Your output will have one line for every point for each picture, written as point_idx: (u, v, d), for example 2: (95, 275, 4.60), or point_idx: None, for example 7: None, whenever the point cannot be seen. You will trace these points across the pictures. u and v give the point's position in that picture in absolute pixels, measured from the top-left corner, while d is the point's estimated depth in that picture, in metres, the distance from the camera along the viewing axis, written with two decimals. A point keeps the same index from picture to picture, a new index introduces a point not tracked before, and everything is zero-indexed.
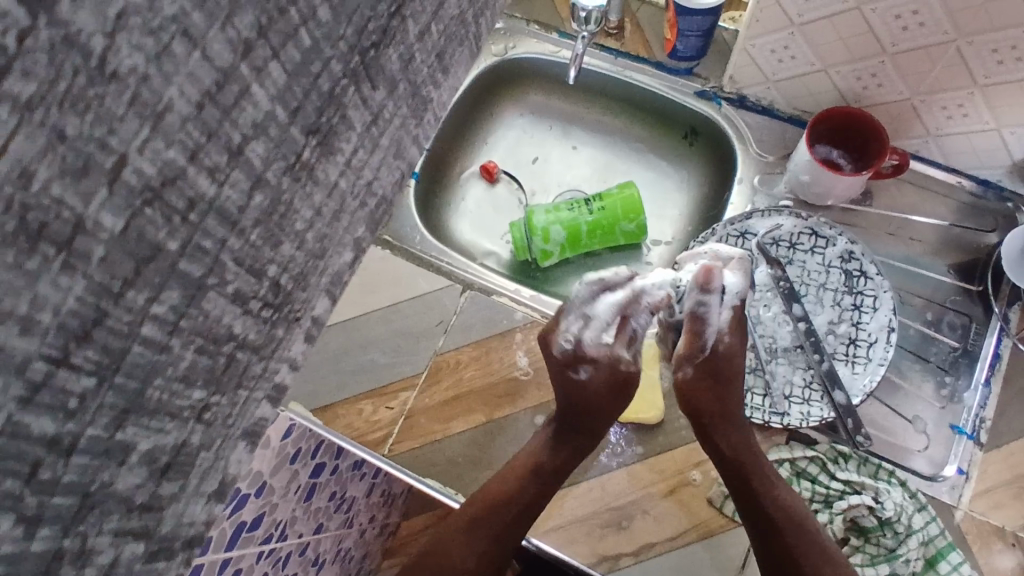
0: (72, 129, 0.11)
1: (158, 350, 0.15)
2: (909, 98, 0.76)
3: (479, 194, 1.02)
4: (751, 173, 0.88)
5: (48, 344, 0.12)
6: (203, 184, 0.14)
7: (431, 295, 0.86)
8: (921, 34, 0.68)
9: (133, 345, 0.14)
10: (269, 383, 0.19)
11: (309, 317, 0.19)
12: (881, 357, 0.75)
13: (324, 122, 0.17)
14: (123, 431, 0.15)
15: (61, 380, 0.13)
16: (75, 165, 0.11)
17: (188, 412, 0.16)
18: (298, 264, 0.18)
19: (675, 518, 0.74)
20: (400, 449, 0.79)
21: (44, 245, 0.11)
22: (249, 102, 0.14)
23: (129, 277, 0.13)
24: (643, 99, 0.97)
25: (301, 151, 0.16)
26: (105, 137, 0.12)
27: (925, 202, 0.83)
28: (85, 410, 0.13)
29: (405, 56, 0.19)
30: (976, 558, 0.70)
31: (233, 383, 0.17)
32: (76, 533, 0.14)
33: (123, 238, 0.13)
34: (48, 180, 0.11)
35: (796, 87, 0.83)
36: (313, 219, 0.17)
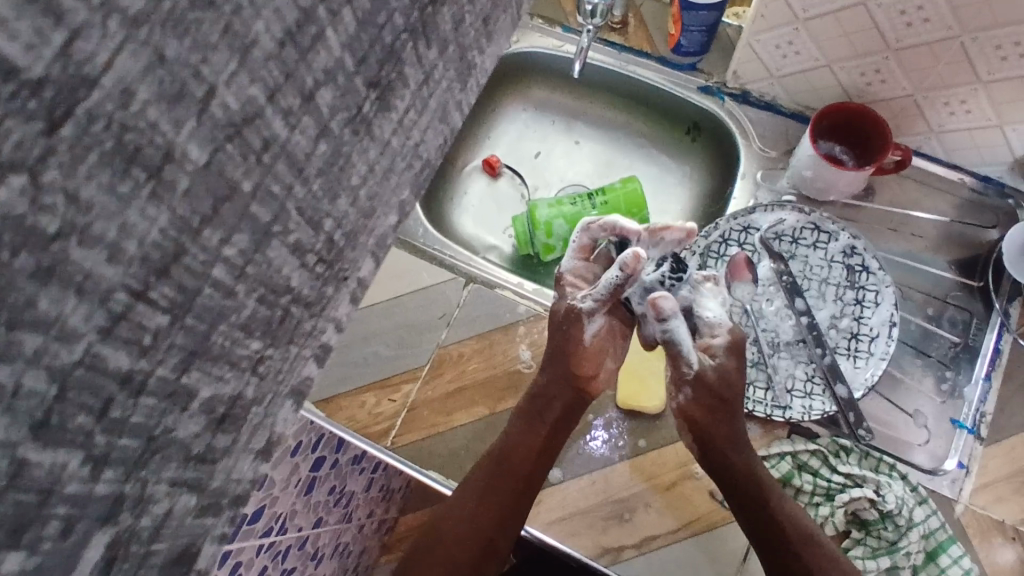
0: (173, 52, 0.11)
1: (226, 294, 0.14)
2: (911, 94, 0.77)
3: (482, 188, 1.02)
4: (754, 168, 0.88)
5: (131, 274, 0.12)
6: (279, 125, 0.14)
7: (435, 288, 0.86)
8: (926, 30, 0.68)
9: (204, 286, 0.13)
10: (317, 342, 0.18)
11: (353, 278, 0.18)
12: (883, 352, 0.75)
13: (385, 76, 0.16)
14: (188, 376, 0.14)
15: (139, 314, 0.12)
16: (172, 89, 0.11)
17: (245, 363, 0.15)
18: (350, 221, 0.17)
19: (678, 511, 0.74)
20: (403, 441, 0.79)
21: (138, 169, 0.11)
22: (325, 47, 0.14)
23: (208, 216, 0.13)
24: (646, 95, 0.97)
25: (363, 105, 0.16)
26: (198, 67, 0.12)
27: (925, 198, 0.84)
28: (156, 349, 0.13)
29: (456, 17, 0.19)
30: (977, 552, 0.70)
31: (286, 338, 0.16)
32: (135, 480, 0.13)
33: (206, 172, 0.12)
34: (147, 103, 0.11)
35: (800, 83, 0.83)
36: (367, 176, 0.17)
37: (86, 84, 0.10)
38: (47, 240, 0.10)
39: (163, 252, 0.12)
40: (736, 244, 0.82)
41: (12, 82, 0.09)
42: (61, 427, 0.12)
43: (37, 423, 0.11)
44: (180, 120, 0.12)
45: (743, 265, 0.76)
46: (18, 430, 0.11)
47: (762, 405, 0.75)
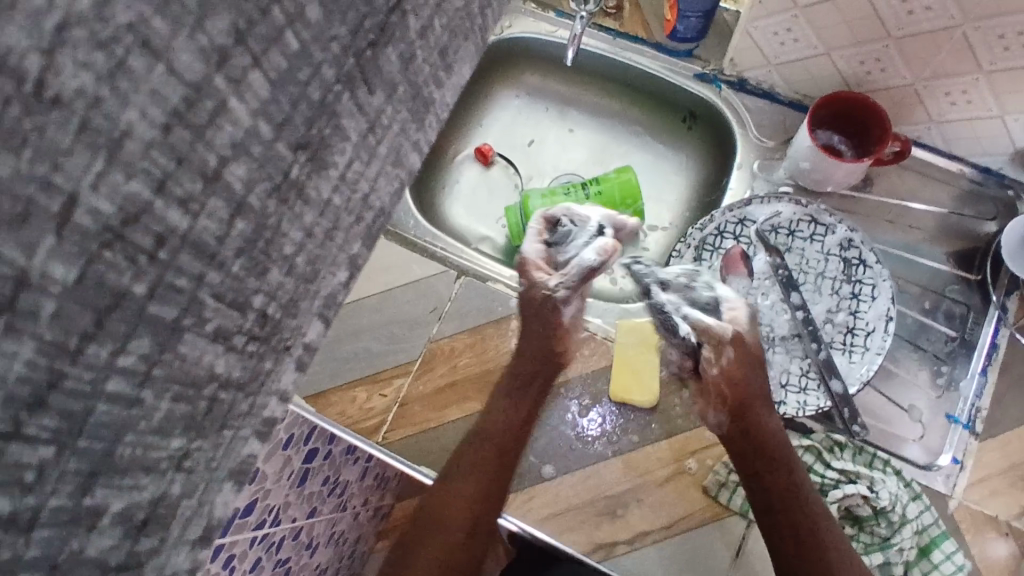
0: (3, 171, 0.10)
1: (128, 405, 0.13)
2: (912, 83, 0.75)
3: (475, 177, 1.00)
4: (750, 159, 0.86)
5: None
6: (172, 215, 0.12)
7: (426, 281, 0.86)
8: (928, 17, 0.66)
9: (98, 403, 0.12)
10: (258, 418, 0.17)
11: (298, 345, 0.17)
12: (878, 347, 0.74)
13: (314, 135, 0.15)
14: (93, 496, 0.13)
15: (13, 452, 0.11)
16: (13, 210, 0.10)
17: (165, 463, 0.14)
18: (285, 291, 0.16)
19: (671, 506, 0.74)
20: (395, 437, 0.78)
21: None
22: (228, 120, 0.13)
23: (90, 330, 0.12)
24: (641, 82, 0.96)
25: (289, 170, 0.14)
26: (47, 177, 0.10)
27: (925, 189, 0.82)
28: (43, 483, 0.12)
29: (404, 55, 0.17)
30: (970, 547, 0.70)
31: (216, 425, 0.15)
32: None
33: (78, 288, 0.11)
34: None
35: (797, 71, 0.82)
36: (303, 243, 0.16)
37: None
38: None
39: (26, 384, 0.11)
40: (731, 237, 0.80)
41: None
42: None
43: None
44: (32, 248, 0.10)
45: (738, 259, 0.78)
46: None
47: None
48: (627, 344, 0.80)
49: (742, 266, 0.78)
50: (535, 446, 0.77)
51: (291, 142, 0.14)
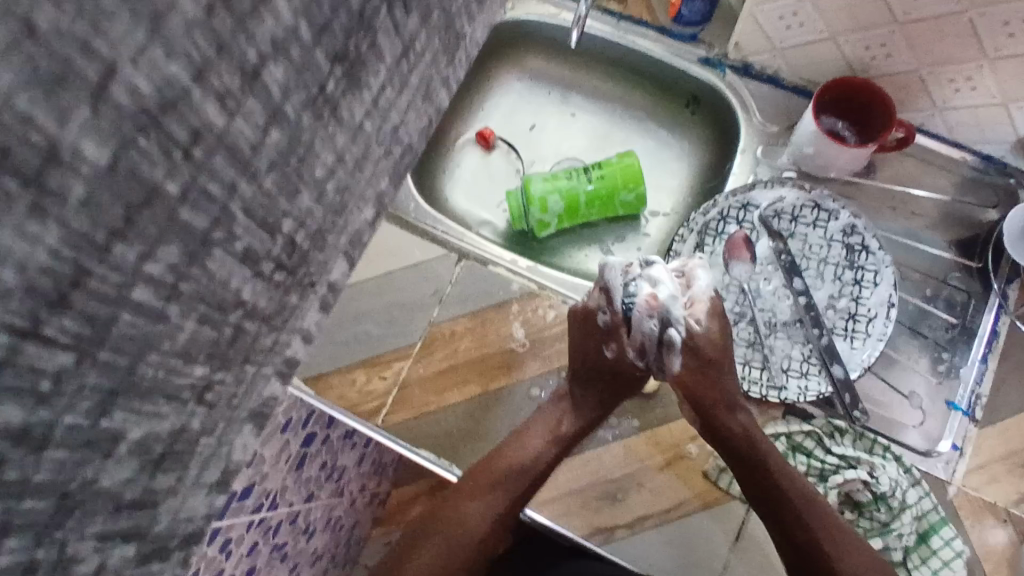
0: (43, 25, 0.10)
1: (153, 319, 0.14)
2: (917, 69, 0.74)
3: (476, 161, 0.99)
4: (754, 144, 0.86)
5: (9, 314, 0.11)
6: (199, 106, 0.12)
7: (427, 265, 0.85)
8: (932, 3, 0.66)
9: (122, 312, 0.13)
10: (280, 357, 0.18)
11: (321, 285, 0.19)
12: (880, 332, 0.74)
13: (351, 47, 0.16)
14: (110, 419, 0.14)
15: (27, 354, 0.12)
16: (51, 75, 0.10)
17: (187, 392, 0.16)
18: (309, 228, 0.17)
19: (671, 491, 0.74)
20: (395, 420, 0.78)
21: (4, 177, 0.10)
22: (267, 15, 0.13)
23: (120, 228, 0.12)
24: (645, 66, 0.95)
25: (325, 83, 0.15)
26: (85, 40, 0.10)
27: (928, 176, 0.82)
28: (61, 393, 0.13)
29: None
30: (968, 533, 0.70)
31: (240, 357, 0.17)
32: (54, 539, 0.14)
33: (112, 176, 0.11)
34: (11, 92, 0.10)
35: (802, 56, 0.81)
36: (332, 166, 0.17)
37: None
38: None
39: (45, 281, 0.11)
40: (734, 223, 0.80)
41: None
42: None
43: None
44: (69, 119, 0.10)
45: (740, 245, 0.78)
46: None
47: (757, 385, 0.75)
48: None
49: (744, 252, 0.78)
50: None
51: (324, 52, 0.15)
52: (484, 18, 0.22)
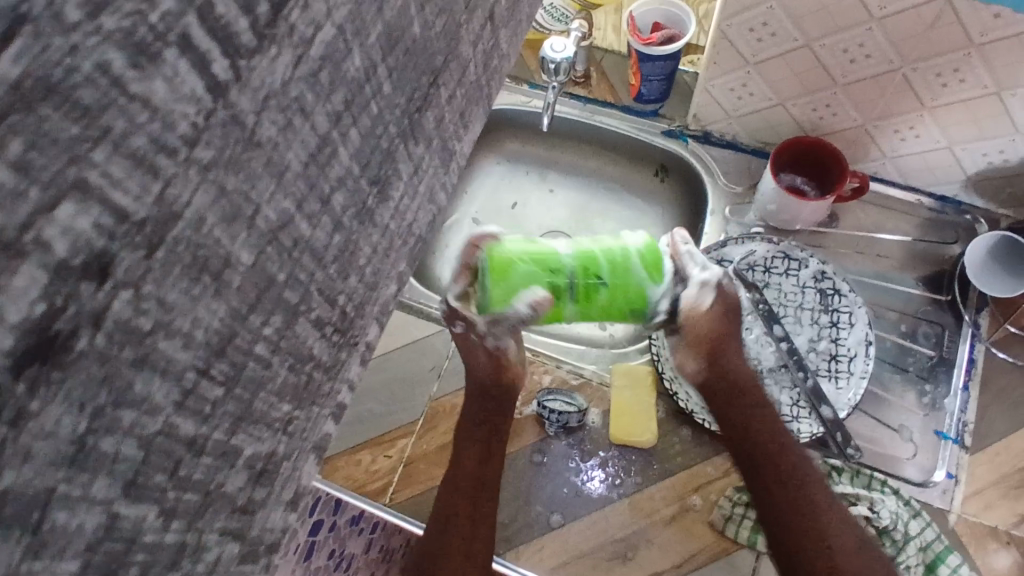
0: (231, 184, 0.15)
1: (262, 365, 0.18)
2: (862, 124, 0.81)
3: (464, 240, 1.04)
4: (722, 205, 0.92)
5: (198, 355, 0.16)
6: (345, 160, 0.18)
7: (423, 341, 0.88)
8: (868, 65, 0.73)
9: (249, 361, 0.18)
10: (334, 401, 0.22)
11: (363, 343, 0.22)
12: (861, 371, 0.78)
13: (383, 172, 0.20)
14: (236, 436, 0.18)
15: (202, 387, 0.16)
16: (231, 210, 0.15)
17: (279, 423, 0.20)
18: (357, 294, 0.21)
19: (681, 544, 0.75)
20: (402, 497, 0.79)
21: (206, 271, 0.15)
22: (333, 159, 0.18)
23: (250, 304, 0.17)
24: (613, 142, 1.02)
25: (365, 201, 0.20)
26: (269, 154, 0.16)
27: (888, 221, 0.88)
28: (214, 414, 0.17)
29: (431, 115, 0.22)
30: (975, 560, 0.72)
31: (310, 399, 0.21)
32: (194, 529, 0.18)
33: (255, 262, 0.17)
34: (214, 224, 0.15)
35: (757, 121, 0.88)
36: (370, 255, 0.21)
37: (172, 216, 0.14)
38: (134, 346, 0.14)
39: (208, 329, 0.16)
40: None
41: (126, 223, 0.13)
42: (145, 481, 0.16)
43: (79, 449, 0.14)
44: (280, 202, 0.17)
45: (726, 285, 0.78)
46: (121, 483, 0.15)
47: None
48: (625, 389, 0.81)
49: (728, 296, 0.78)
50: (540, 494, 0.78)
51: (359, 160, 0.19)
52: (467, 92, 0.23)
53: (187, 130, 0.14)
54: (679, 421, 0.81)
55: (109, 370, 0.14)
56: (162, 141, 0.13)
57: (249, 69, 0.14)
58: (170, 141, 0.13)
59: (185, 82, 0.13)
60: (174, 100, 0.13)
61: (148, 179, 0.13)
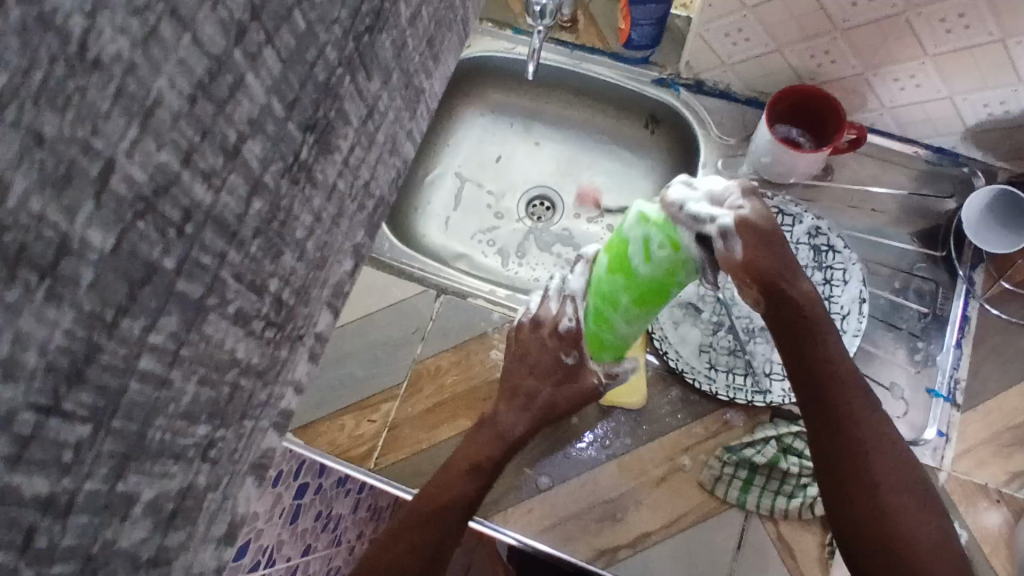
0: (52, 127, 0.09)
1: (158, 385, 0.12)
2: (862, 72, 0.77)
3: (447, 196, 1.01)
4: (714, 157, 0.88)
5: (34, 394, 0.10)
6: (258, 94, 0.12)
7: (405, 303, 0.85)
8: (872, 8, 0.69)
9: (130, 381, 0.12)
10: (275, 410, 0.16)
11: (312, 335, 0.17)
12: (855, 329, 0.76)
13: (320, 117, 0.14)
14: (126, 482, 0.12)
15: (49, 430, 0.10)
16: (57, 172, 0.09)
17: (193, 450, 0.14)
18: (298, 277, 0.15)
19: (670, 504, 0.74)
20: (385, 462, 0.77)
21: (26, 271, 0.09)
22: (244, 96, 0.12)
23: (123, 304, 0.11)
24: (602, 92, 0.97)
25: (299, 151, 0.14)
26: (121, 79, 0.10)
27: (885, 174, 0.85)
28: (81, 464, 0.11)
29: (400, 41, 0.16)
30: (964, 518, 0.71)
31: (237, 415, 0.15)
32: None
33: (115, 255, 0.10)
34: (27, 193, 0.09)
35: (753, 69, 0.84)
36: (312, 228, 0.15)
37: None
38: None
39: (45, 360, 0.10)
40: None
41: None
42: None
43: None
44: (151, 151, 0.10)
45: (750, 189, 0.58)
46: None
47: (742, 392, 0.77)
48: None
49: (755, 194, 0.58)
50: (528, 458, 0.76)
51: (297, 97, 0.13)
52: (446, 23, 0.19)
53: None
54: (670, 382, 0.79)
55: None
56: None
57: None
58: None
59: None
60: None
61: None
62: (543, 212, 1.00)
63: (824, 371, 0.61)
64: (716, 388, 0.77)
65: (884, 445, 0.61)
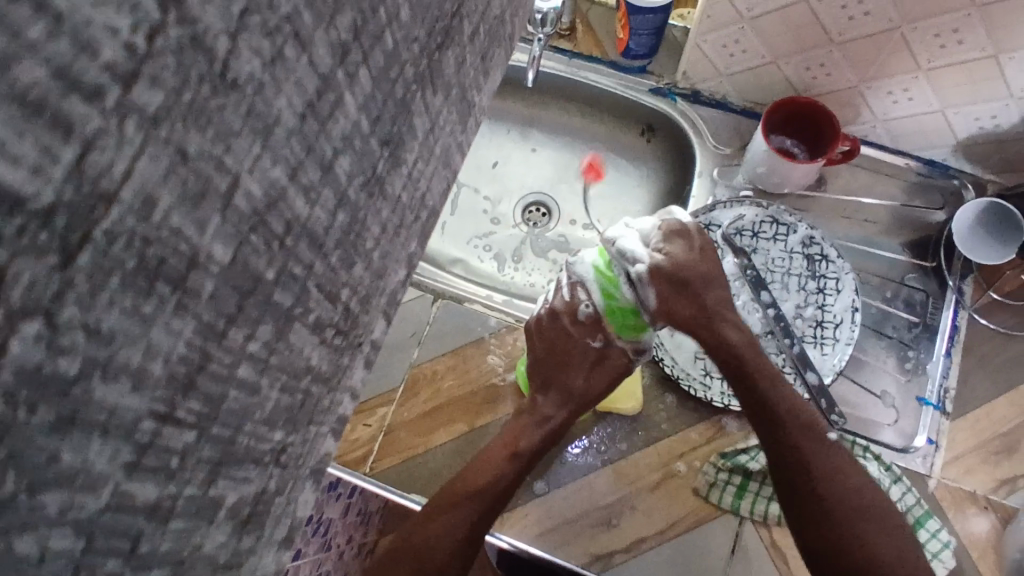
0: (194, 146, 0.12)
1: (249, 392, 0.15)
2: (856, 85, 0.79)
3: (444, 200, 1.01)
4: (710, 166, 0.89)
5: (157, 398, 0.13)
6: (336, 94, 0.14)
7: (402, 307, 0.85)
8: (867, 22, 0.70)
9: (229, 389, 0.14)
10: (334, 415, 0.19)
11: (367, 342, 0.20)
12: (848, 337, 0.77)
13: None
14: (215, 486, 0.15)
15: (165, 435, 0.13)
16: (195, 188, 0.12)
17: (269, 454, 0.17)
18: (364, 285, 0.18)
19: (665, 510, 0.75)
20: (381, 467, 0.77)
21: (162, 285, 0.12)
22: (322, 101, 0.14)
23: (232, 315, 0.14)
24: (599, 99, 0.98)
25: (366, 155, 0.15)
26: (252, 101, 0.12)
27: (877, 185, 0.86)
28: (181, 468, 0.14)
29: None
30: (953, 524, 0.73)
31: (306, 418, 0.18)
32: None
33: (229, 270, 0.13)
34: (169, 209, 0.11)
35: (750, 80, 0.85)
36: (336, 231, 0.16)
37: (104, 201, 0.10)
38: (70, 384, 0.11)
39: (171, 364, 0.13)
40: None
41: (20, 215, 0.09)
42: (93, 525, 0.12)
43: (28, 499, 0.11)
44: (265, 168, 0.13)
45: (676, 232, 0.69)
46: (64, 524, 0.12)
47: None
48: None
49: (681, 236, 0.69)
50: None
51: None
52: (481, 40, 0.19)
53: (123, 65, 0.10)
54: (665, 388, 0.80)
55: (35, 401, 0.10)
56: (78, 83, 0.09)
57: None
58: (88, 79, 0.10)
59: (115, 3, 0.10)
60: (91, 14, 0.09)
61: (54, 139, 0.09)
62: (539, 218, 1.01)
63: (776, 408, 0.67)
64: (711, 395, 0.78)
65: (828, 471, 0.65)
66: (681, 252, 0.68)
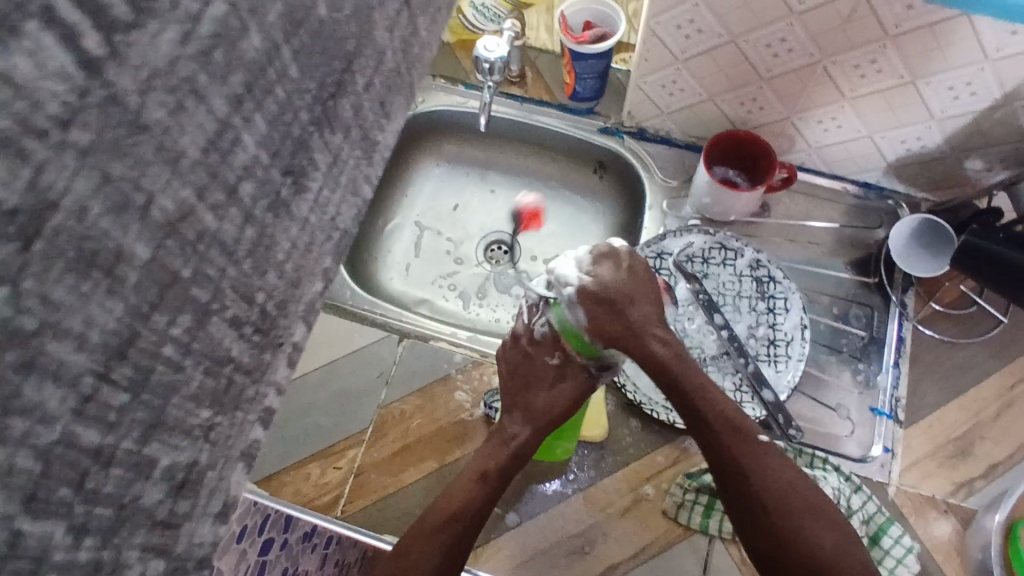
0: (117, 170, 0.11)
1: (175, 369, 0.14)
2: (788, 116, 0.84)
3: (407, 244, 1.03)
4: (660, 199, 0.93)
5: (97, 358, 0.12)
6: (250, 147, 0.14)
7: (368, 349, 0.86)
8: (792, 58, 0.76)
9: (157, 362, 0.14)
10: (261, 404, 0.17)
11: (288, 344, 0.18)
12: (799, 354, 0.81)
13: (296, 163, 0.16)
14: (149, 452, 0.14)
15: (103, 395, 0.13)
16: (118, 200, 0.12)
17: (198, 430, 0.15)
18: (279, 291, 0.17)
19: (635, 535, 0.76)
20: (352, 509, 0.77)
21: (98, 269, 0.12)
22: (240, 147, 0.14)
23: (156, 300, 0.13)
24: (552, 141, 1.02)
25: (280, 189, 0.16)
26: (163, 138, 0.12)
27: (817, 209, 0.91)
28: (117, 433, 0.13)
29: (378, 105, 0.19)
30: (915, 529, 0.76)
31: (232, 404, 0.16)
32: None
33: (150, 266, 0.13)
34: (99, 213, 0.11)
35: (690, 117, 0.90)
36: (291, 252, 0.17)
37: (48, 207, 0.10)
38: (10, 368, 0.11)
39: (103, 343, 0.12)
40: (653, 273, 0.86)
41: None
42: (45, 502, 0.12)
43: (29, 497, 0.12)
44: (178, 190, 0.13)
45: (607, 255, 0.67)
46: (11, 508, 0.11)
47: None
48: None
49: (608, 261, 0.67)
50: (495, 496, 0.78)
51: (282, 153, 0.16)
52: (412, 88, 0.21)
53: (62, 112, 0.10)
54: (631, 414, 0.82)
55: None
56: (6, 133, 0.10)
57: (129, 43, 0.11)
58: (36, 121, 0.10)
59: (52, 57, 0.10)
60: (38, 76, 0.10)
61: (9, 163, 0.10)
62: (500, 256, 1.04)
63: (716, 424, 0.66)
64: (674, 417, 0.80)
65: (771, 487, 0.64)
66: (610, 274, 0.66)
